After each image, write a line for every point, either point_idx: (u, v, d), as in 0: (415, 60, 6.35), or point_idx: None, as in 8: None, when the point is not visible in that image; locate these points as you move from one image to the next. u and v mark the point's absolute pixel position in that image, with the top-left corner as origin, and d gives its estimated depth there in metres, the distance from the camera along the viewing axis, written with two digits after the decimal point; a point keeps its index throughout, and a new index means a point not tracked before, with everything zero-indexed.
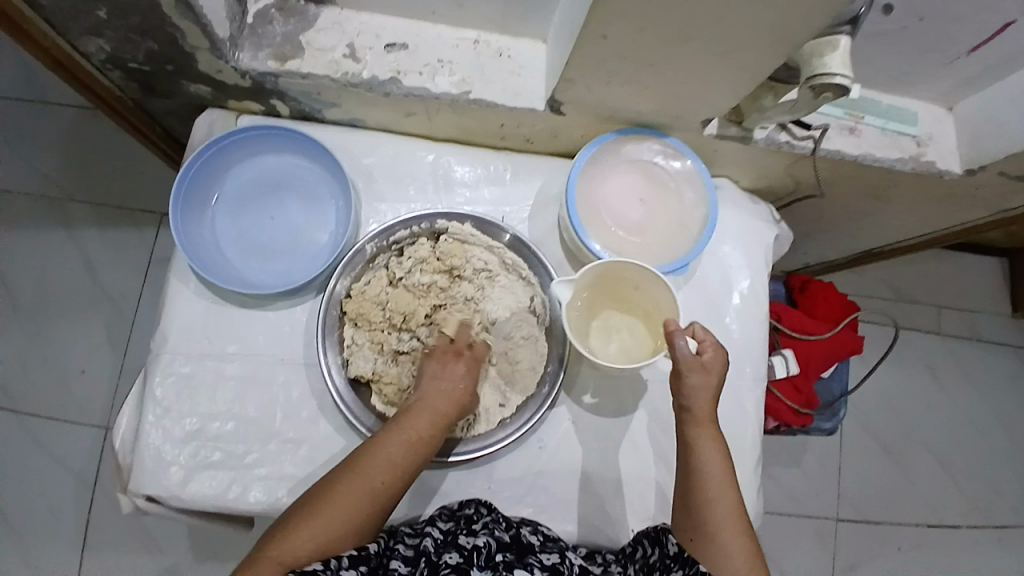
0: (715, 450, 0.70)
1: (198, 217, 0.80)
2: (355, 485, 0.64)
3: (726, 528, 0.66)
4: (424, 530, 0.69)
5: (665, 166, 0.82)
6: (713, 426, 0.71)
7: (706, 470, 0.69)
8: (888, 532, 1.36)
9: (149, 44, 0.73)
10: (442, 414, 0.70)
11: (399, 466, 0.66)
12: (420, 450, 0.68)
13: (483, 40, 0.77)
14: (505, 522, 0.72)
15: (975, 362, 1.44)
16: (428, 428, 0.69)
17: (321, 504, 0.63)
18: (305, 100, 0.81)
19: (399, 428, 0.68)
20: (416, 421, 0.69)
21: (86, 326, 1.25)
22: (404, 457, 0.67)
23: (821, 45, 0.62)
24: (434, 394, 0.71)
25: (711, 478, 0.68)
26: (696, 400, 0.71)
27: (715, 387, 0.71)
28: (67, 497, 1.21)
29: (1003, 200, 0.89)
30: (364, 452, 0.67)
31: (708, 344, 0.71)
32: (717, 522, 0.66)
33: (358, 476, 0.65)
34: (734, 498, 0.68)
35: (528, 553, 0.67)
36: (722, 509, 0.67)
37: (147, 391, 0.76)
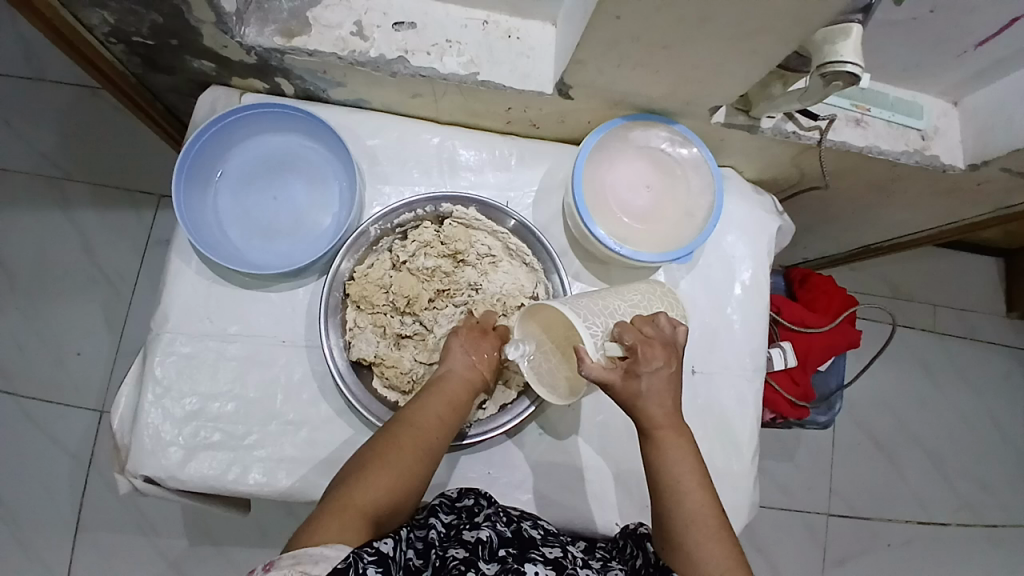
0: (673, 455, 0.66)
1: (201, 194, 0.79)
2: (413, 440, 0.67)
3: (691, 537, 0.64)
4: (427, 521, 0.68)
5: (673, 154, 0.82)
6: (669, 430, 0.66)
7: (664, 478, 0.66)
8: (879, 528, 1.37)
9: (154, 17, 0.71)
10: (480, 378, 0.73)
11: (448, 425, 0.70)
12: (463, 412, 0.71)
13: (493, 21, 0.76)
14: (507, 516, 0.71)
15: (969, 360, 1.45)
16: (469, 391, 0.72)
17: (384, 457, 0.66)
18: (310, 79, 0.80)
19: (444, 390, 0.71)
20: (458, 384, 0.71)
21: (83, 306, 1.24)
22: (453, 418, 0.70)
23: (831, 34, 0.62)
24: (470, 363, 0.73)
25: (670, 487, 0.66)
26: (646, 405, 0.65)
27: (657, 391, 0.65)
28: (61, 477, 1.20)
29: (1006, 197, 0.89)
30: (412, 409, 0.69)
31: (637, 341, 0.64)
32: (681, 531, 0.64)
33: (414, 433, 0.67)
34: (702, 499, 0.65)
35: (531, 547, 0.67)
36: (685, 517, 0.65)
37: (147, 369, 0.75)
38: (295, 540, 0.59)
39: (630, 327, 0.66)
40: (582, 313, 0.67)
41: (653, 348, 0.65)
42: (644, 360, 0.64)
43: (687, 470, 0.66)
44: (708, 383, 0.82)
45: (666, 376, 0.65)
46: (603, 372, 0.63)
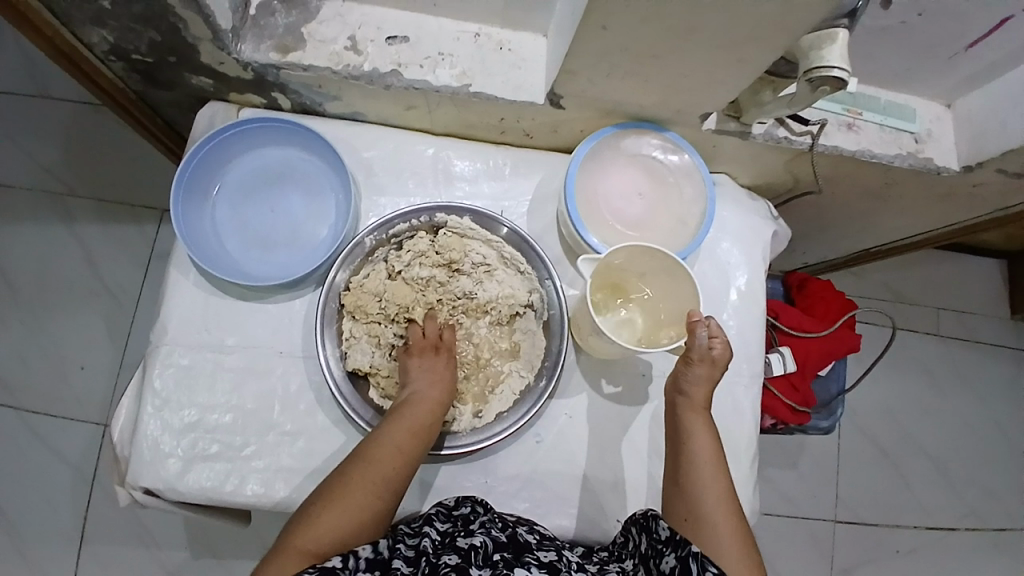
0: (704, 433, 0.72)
1: (199, 206, 0.80)
2: (370, 474, 0.67)
3: (714, 509, 0.68)
4: (421, 530, 0.68)
5: (665, 161, 0.82)
6: (703, 414, 0.73)
7: (691, 455, 0.71)
8: (885, 536, 1.35)
9: (152, 34, 0.73)
10: (442, 406, 0.72)
11: (409, 456, 0.69)
12: (426, 441, 0.70)
13: (485, 33, 0.78)
14: (502, 523, 0.71)
15: (974, 364, 1.44)
16: (432, 419, 0.71)
17: (340, 492, 0.66)
18: (306, 93, 0.81)
19: (404, 419, 0.70)
20: (420, 412, 0.70)
21: (85, 320, 1.25)
22: (413, 447, 0.69)
23: (819, 39, 0.62)
24: (428, 388, 0.72)
25: (701, 461, 0.70)
26: (694, 389, 0.73)
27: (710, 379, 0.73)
28: (65, 490, 1.21)
29: (1003, 199, 0.89)
30: (372, 439, 0.69)
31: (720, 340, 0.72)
32: (706, 502, 0.68)
33: (371, 466, 0.67)
34: (723, 479, 0.70)
35: (526, 551, 0.67)
36: (712, 490, 0.69)
37: (146, 381, 0.76)
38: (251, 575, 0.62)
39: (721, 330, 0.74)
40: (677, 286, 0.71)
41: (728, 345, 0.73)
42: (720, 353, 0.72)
43: (713, 450, 0.71)
44: None
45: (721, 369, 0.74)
46: (698, 350, 0.71)
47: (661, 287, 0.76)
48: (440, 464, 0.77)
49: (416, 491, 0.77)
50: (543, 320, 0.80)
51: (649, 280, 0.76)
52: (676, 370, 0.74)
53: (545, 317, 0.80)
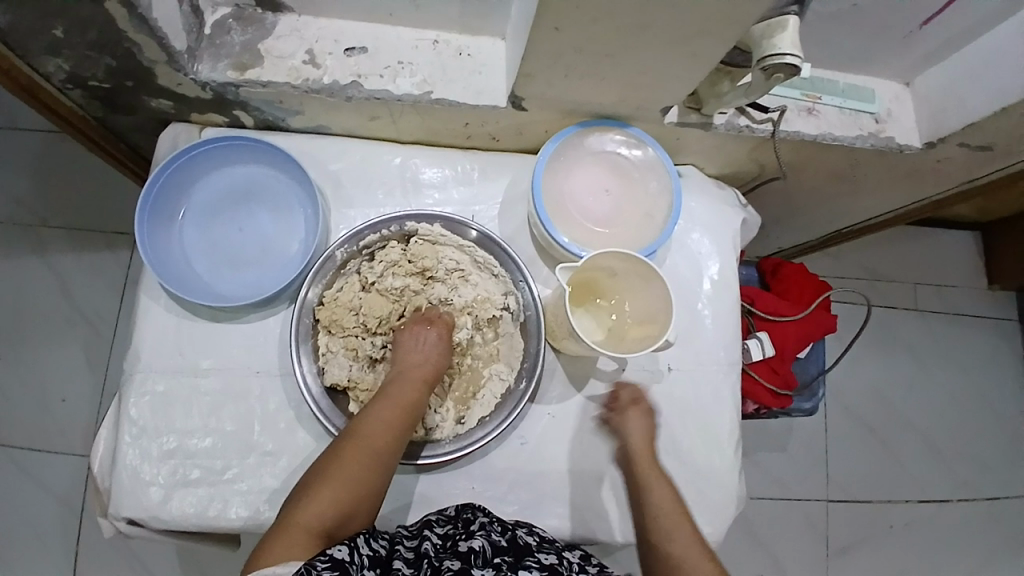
0: (659, 484, 0.73)
1: (165, 231, 0.79)
2: (361, 451, 0.66)
3: (686, 557, 0.68)
4: (420, 533, 0.69)
5: (630, 157, 0.83)
6: (653, 464, 0.74)
7: (648, 510, 0.71)
8: (879, 511, 1.37)
9: (107, 60, 0.72)
10: (429, 380, 0.73)
11: (400, 431, 0.69)
12: (415, 415, 0.70)
13: (443, 40, 0.78)
14: (502, 525, 0.71)
15: (952, 336, 1.46)
16: (420, 393, 0.72)
17: (332, 469, 0.65)
18: (267, 109, 0.81)
19: (393, 395, 0.70)
20: (407, 386, 0.71)
21: (64, 350, 1.24)
22: (403, 420, 0.69)
23: (769, 27, 0.63)
24: (420, 361, 0.74)
25: (662, 509, 0.71)
26: (634, 442, 0.76)
27: (642, 434, 0.76)
28: (54, 524, 1.19)
29: (965, 173, 0.90)
30: (361, 417, 0.69)
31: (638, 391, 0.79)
32: (674, 554, 0.68)
33: (363, 444, 0.67)
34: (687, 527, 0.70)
35: (527, 554, 0.67)
36: (676, 539, 0.69)
37: (122, 410, 0.75)
38: (251, 562, 0.61)
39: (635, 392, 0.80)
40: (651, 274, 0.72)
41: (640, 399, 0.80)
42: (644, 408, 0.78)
43: (670, 500, 0.72)
44: (686, 380, 0.82)
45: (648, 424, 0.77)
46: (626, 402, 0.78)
47: (632, 289, 0.76)
48: (426, 472, 0.77)
49: (403, 501, 0.77)
50: (520, 321, 0.80)
51: (620, 279, 0.76)
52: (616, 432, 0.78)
53: (521, 319, 0.80)
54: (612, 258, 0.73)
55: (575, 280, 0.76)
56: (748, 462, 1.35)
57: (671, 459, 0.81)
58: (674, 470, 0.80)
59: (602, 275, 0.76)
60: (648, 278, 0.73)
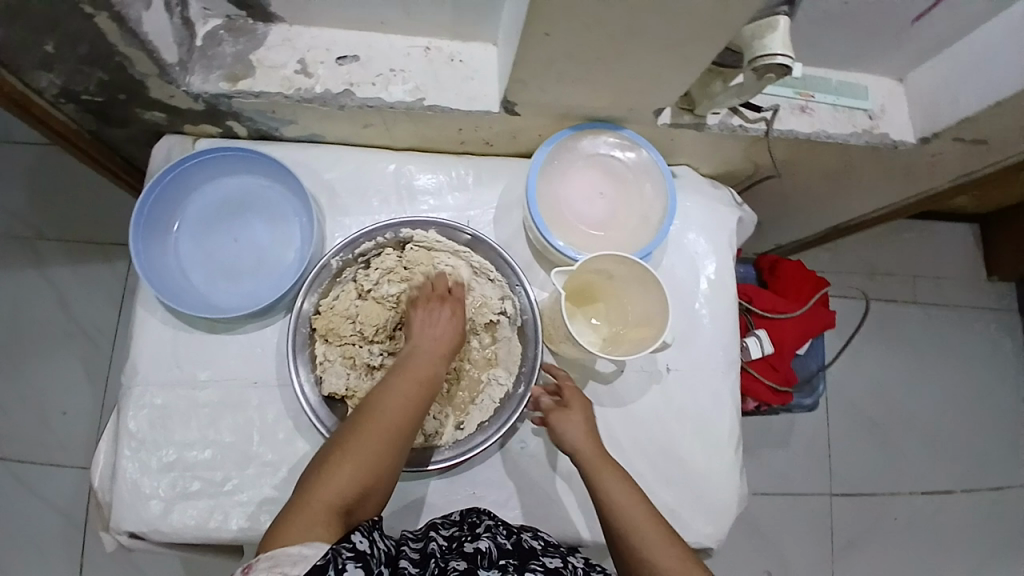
0: (614, 479, 0.70)
1: (160, 243, 0.79)
2: (379, 427, 0.65)
3: (653, 546, 0.66)
4: (426, 534, 0.69)
5: (624, 159, 0.83)
6: (605, 459, 0.72)
7: (607, 506, 0.69)
8: (884, 507, 1.37)
9: (99, 74, 0.72)
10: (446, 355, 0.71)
11: (418, 407, 0.67)
12: (433, 389, 0.69)
13: (435, 47, 0.78)
14: (507, 529, 0.71)
15: (953, 329, 1.46)
16: (438, 367, 0.70)
17: (350, 445, 0.63)
18: (260, 119, 0.81)
19: (409, 369, 0.69)
20: (425, 361, 0.70)
21: (64, 363, 1.24)
22: (421, 396, 0.68)
23: (760, 28, 0.63)
24: (436, 337, 0.72)
25: (621, 508, 0.69)
26: (573, 443, 0.73)
27: (578, 432, 0.73)
28: (57, 537, 1.19)
29: (961, 167, 0.90)
30: (378, 392, 0.67)
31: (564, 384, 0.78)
32: (640, 547, 0.66)
33: (381, 420, 0.65)
34: (647, 514, 0.68)
35: (531, 558, 0.67)
36: (639, 528, 0.67)
37: (121, 424, 0.75)
38: (267, 542, 0.59)
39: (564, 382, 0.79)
40: (646, 278, 0.72)
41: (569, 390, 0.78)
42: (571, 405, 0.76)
43: (625, 490, 0.70)
44: (684, 380, 0.82)
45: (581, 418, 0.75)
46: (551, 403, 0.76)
47: (629, 292, 0.76)
48: (427, 479, 0.77)
49: (404, 510, 0.76)
50: (517, 326, 0.80)
51: (618, 282, 0.76)
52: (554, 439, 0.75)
53: (519, 324, 0.79)
54: (606, 263, 0.73)
55: (571, 285, 0.77)
56: (751, 460, 1.35)
57: (671, 459, 0.80)
58: (675, 470, 0.80)
59: (597, 279, 0.76)
60: (644, 280, 0.73)
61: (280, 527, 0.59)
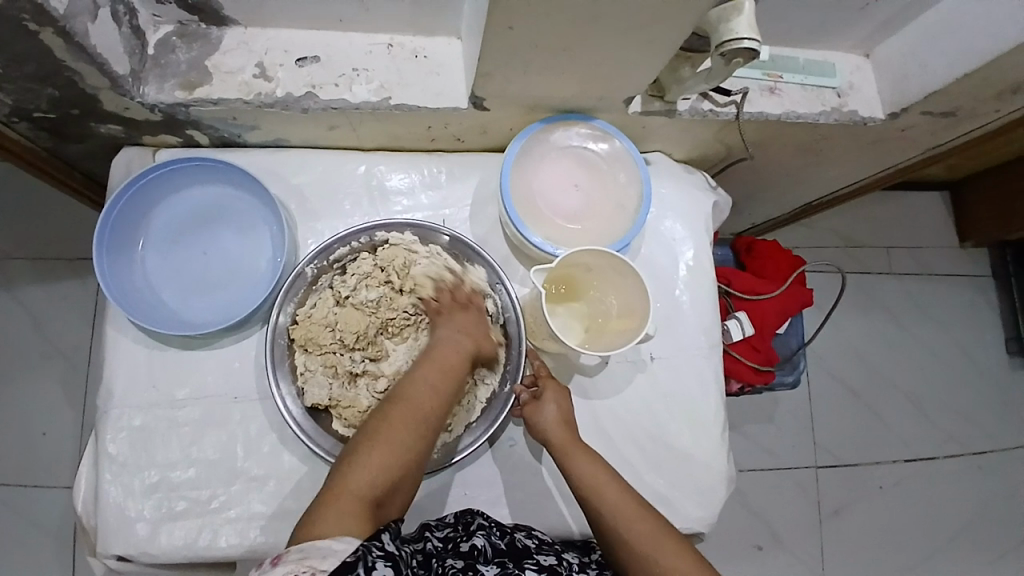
0: (582, 459, 0.71)
1: (127, 261, 0.77)
2: (409, 416, 0.66)
3: (623, 522, 0.68)
4: (422, 535, 0.69)
5: (596, 150, 0.82)
6: (576, 443, 0.72)
7: (579, 487, 0.70)
8: (868, 472, 1.40)
9: (48, 91, 0.69)
10: (470, 353, 0.73)
11: (444, 399, 0.69)
12: (457, 385, 0.71)
13: (398, 43, 0.76)
14: (500, 529, 0.71)
15: (928, 296, 1.49)
16: (462, 364, 0.72)
17: (379, 436, 0.65)
18: (222, 127, 0.78)
19: (433, 366, 0.71)
20: (450, 354, 0.72)
21: (39, 385, 1.20)
22: (447, 390, 0.70)
23: (726, 11, 0.62)
24: (458, 335, 0.74)
25: (591, 489, 0.69)
26: (546, 429, 0.73)
27: (551, 418, 0.74)
28: (46, 562, 1.16)
29: (929, 138, 0.91)
30: (405, 386, 0.69)
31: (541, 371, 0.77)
32: (612, 523, 0.68)
33: (409, 409, 0.67)
34: (618, 490, 0.69)
35: (526, 556, 0.67)
36: (609, 504, 0.68)
37: (100, 448, 0.73)
38: (296, 533, 0.59)
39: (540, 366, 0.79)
40: (625, 267, 0.71)
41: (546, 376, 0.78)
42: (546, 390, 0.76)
43: (596, 469, 0.70)
44: (667, 367, 0.83)
45: (555, 404, 0.75)
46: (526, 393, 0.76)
47: (608, 283, 0.76)
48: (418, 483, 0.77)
49: None
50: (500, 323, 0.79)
51: (596, 274, 0.76)
52: (529, 427, 0.75)
53: (501, 322, 0.79)
54: (586, 256, 0.72)
55: (551, 280, 0.76)
56: (739, 436, 1.37)
57: (659, 447, 0.81)
58: (662, 457, 0.81)
59: (577, 271, 0.76)
60: (624, 271, 0.72)
61: (310, 516, 0.60)
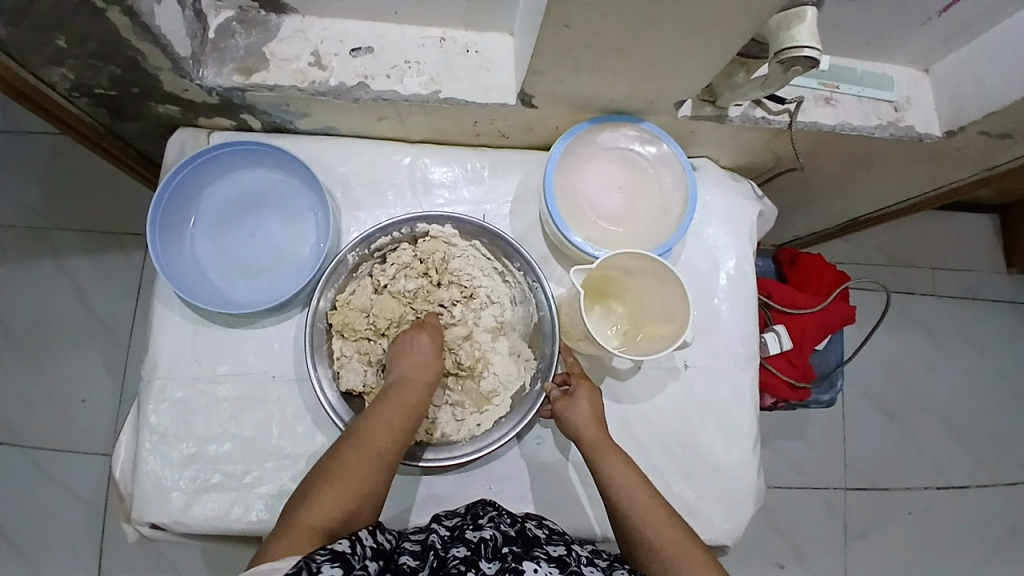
0: (616, 460, 0.70)
1: (177, 240, 0.79)
2: (368, 451, 0.65)
3: (652, 529, 0.66)
4: (430, 527, 0.70)
5: (643, 153, 0.81)
6: (608, 442, 0.71)
7: (610, 488, 0.69)
8: (897, 497, 1.36)
9: (112, 69, 0.72)
10: (432, 381, 0.72)
11: (404, 434, 0.68)
12: (418, 416, 0.70)
13: (450, 37, 0.76)
14: (510, 518, 0.71)
15: (972, 320, 1.44)
16: (424, 392, 0.71)
17: (335, 471, 0.64)
18: (275, 113, 0.80)
19: (394, 398, 0.69)
20: (414, 386, 0.70)
21: (82, 353, 1.25)
22: (406, 422, 0.68)
23: (787, 18, 0.61)
24: (421, 364, 0.72)
25: (620, 489, 0.69)
26: (581, 427, 0.72)
27: (587, 416, 0.72)
28: (79, 525, 1.21)
29: (987, 158, 0.88)
30: (364, 420, 0.68)
31: (575, 370, 0.77)
32: (640, 529, 0.67)
33: (369, 444, 0.66)
34: (648, 493, 0.69)
35: (535, 545, 0.66)
36: (638, 507, 0.68)
37: (142, 418, 0.76)
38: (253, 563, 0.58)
39: (574, 363, 0.78)
40: (666, 269, 0.70)
41: (579, 373, 0.77)
42: (581, 390, 0.74)
43: (629, 471, 0.70)
44: (702, 376, 0.82)
45: (590, 405, 0.73)
46: (556, 392, 0.75)
47: (649, 289, 0.75)
48: (447, 473, 0.77)
49: (422, 504, 0.77)
50: (534, 321, 0.80)
51: (637, 277, 0.75)
52: (560, 423, 0.74)
53: (534, 321, 0.79)
54: (626, 258, 0.71)
55: (590, 282, 0.76)
56: (765, 452, 1.34)
57: (688, 456, 0.80)
58: (691, 467, 0.80)
59: (616, 274, 0.75)
60: (663, 274, 0.71)
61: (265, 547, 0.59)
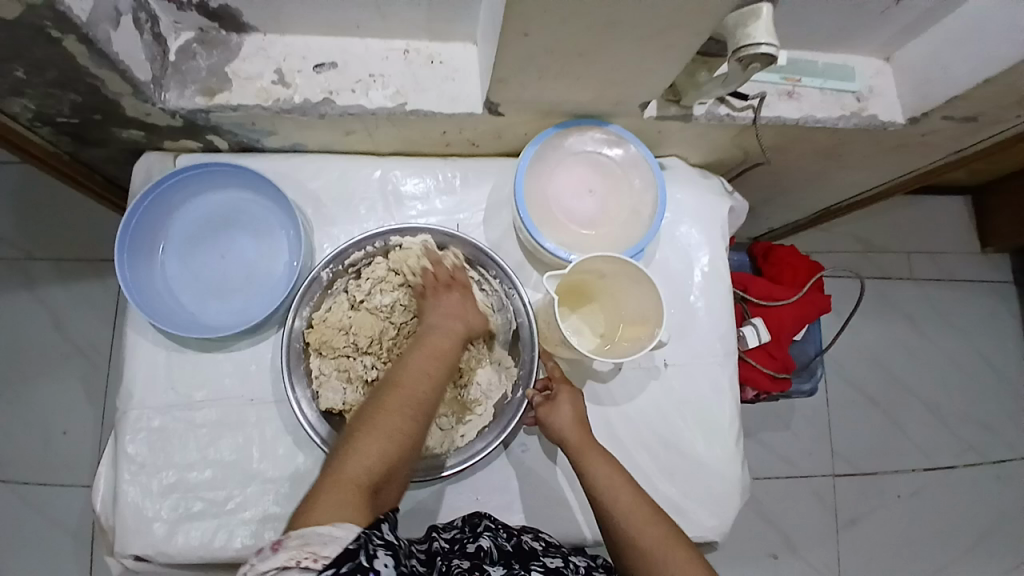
0: (601, 460, 0.71)
1: (147, 266, 0.78)
2: (404, 400, 0.65)
3: (635, 528, 0.67)
4: (429, 537, 0.68)
5: (611, 155, 0.82)
6: (592, 444, 0.72)
7: (594, 488, 0.70)
8: (886, 481, 1.38)
9: (72, 97, 0.71)
10: (461, 332, 0.72)
11: (438, 381, 0.68)
12: (450, 364, 0.70)
13: (414, 49, 0.76)
14: (507, 531, 0.70)
15: (949, 302, 1.46)
16: (455, 341, 0.71)
17: (372, 422, 0.63)
18: (241, 132, 0.79)
19: (424, 350, 0.70)
20: (443, 337, 0.71)
21: (59, 384, 1.23)
22: (439, 371, 0.68)
23: (744, 16, 0.62)
24: (448, 317, 0.73)
25: (606, 489, 0.69)
26: (564, 432, 0.73)
27: (569, 421, 0.73)
28: (64, 559, 1.19)
29: (951, 144, 0.89)
30: (397, 372, 0.68)
31: (557, 376, 0.77)
32: (624, 527, 0.67)
33: (405, 393, 0.65)
34: (632, 492, 0.69)
35: (532, 558, 0.67)
36: (622, 505, 0.68)
37: (119, 449, 0.74)
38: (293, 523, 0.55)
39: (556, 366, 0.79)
40: (638, 270, 0.70)
41: (561, 377, 0.77)
42: (562, 397, 0.75)
43: (612, 471, 0.70)
44: (682, 375, 0.82)
45: (572, 410, 0.74)
46: (539, 398, 0.75)
47: (624, 290, 0.75)
48: (433, 486, 0.77)
49: (408, 519, 0.76)
50: (512, 328, 0.79)
51: (609, 279, 0.75)
52: (544, 430, 0.75)
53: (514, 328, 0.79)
54: (597, 262, 0.72)
55: (563, 287, 0.77)
56: (753, 444, 1.35)
57: (672, 455, 0.80)
58: (675, 465, 0.80)
59: (589, 278, 0.76)
60: (636, 276, 0.71)
61: (308, 501, 0.57)
